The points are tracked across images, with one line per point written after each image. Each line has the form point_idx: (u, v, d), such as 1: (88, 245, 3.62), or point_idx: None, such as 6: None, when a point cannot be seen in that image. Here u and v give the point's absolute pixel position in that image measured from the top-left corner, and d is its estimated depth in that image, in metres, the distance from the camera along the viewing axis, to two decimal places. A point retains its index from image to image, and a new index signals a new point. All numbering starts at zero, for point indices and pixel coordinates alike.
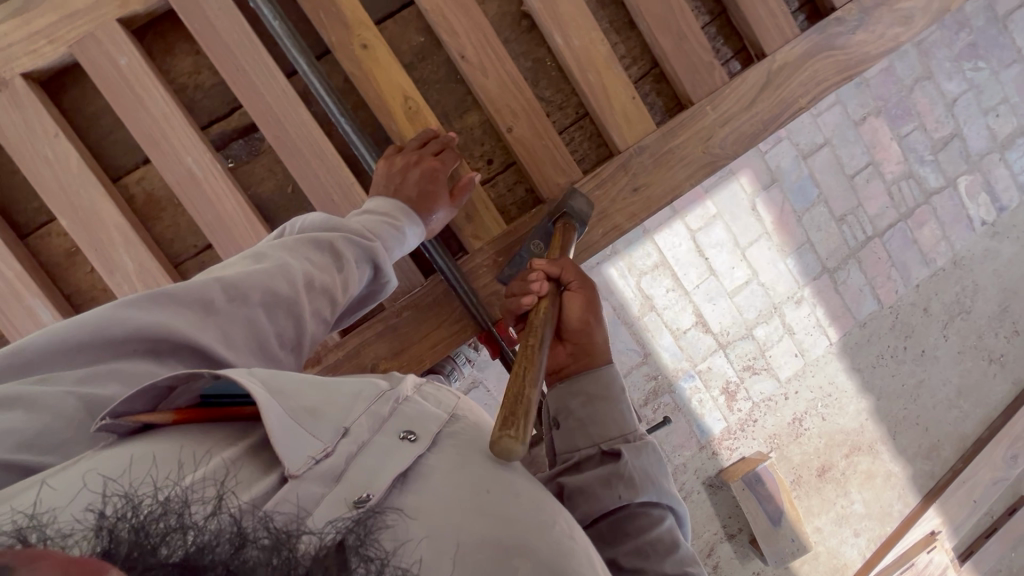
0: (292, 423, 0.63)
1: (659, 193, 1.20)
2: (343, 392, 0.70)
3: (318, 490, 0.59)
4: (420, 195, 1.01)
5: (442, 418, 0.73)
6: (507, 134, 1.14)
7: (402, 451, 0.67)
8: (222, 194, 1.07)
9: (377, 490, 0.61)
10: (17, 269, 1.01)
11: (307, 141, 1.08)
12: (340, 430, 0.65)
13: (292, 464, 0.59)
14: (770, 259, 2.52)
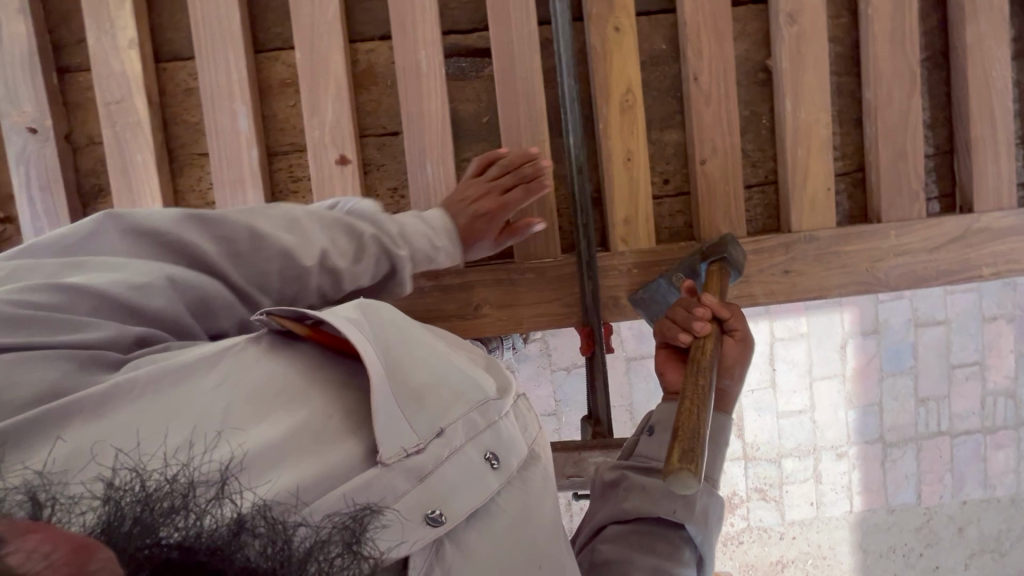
0: (394, 404, 0.63)
1: (805, 286, 1.18)
2: (450, 385, 0.69)
3: (400, 489, 0.60)
4: (469, 226, 1.05)
5: (523, 453, 0.71)
6: (698, 166, 1.16)
7: (484, 477, 0.66)
8: (432, 95, 1.13)
9: (450, 512, 0.61)
10: (243, 76, 1.11)
11: (527, 86, 1.13)
12: (436, 428, 0.65)
13: (385, 451, 0.60)
14: (834, 402, 2.43)
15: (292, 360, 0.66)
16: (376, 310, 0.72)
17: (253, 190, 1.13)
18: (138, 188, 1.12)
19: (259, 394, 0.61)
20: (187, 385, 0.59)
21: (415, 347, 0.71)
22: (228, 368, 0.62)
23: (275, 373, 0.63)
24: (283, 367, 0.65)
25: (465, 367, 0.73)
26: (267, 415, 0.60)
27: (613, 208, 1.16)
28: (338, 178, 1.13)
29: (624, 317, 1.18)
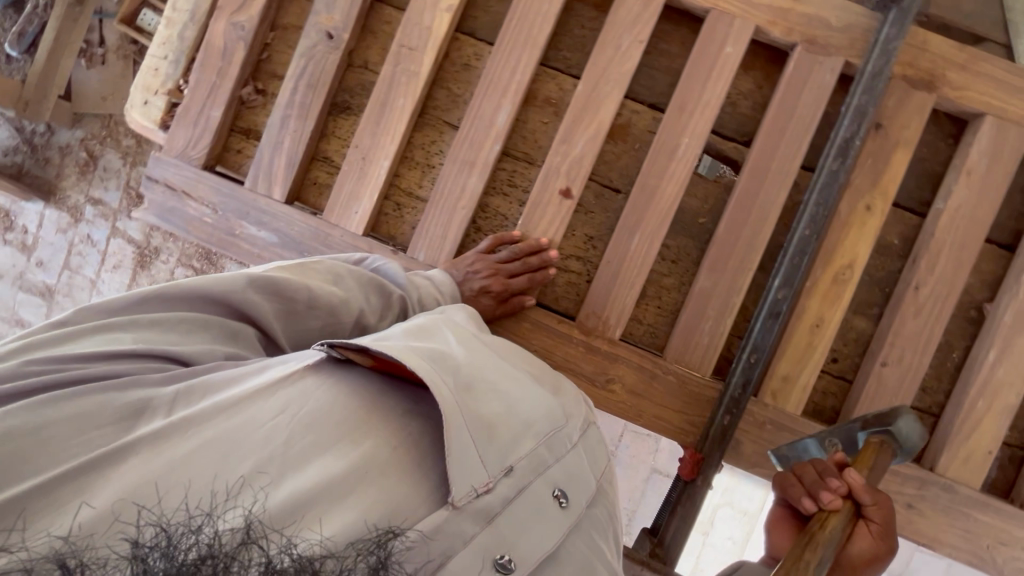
0: (468, 439, 0.72)
1: (921, 528, 1.14)
2: (519, 418, 0.78)
3: (469, 529, 0.67)
4: (474, 294, 1.11)
5: (592, 490, 0.79)
6: (877, 366, 1.14)
7: (551, 517, 0.73)
8: (673, 179, 1.16)
9: (517, 555, 0.68)
10: (523, 80, 1.17)
11: (760, 216, 1.15)
12: (505, 466, 0.73)
13: (455, 491, 0.68)
14: None
15: (358, 395, 0.75)
16: (443, 347, 0.83)
17: (477, 177, 1.18)
18: (386, 126, 1.18)
19: (315, 427, 0.70)
20: (244, 419, 0.69)
21: (482, 384, 0.80)
22: (287, 399, 0.72)
23: (342, 404, 0.73)
24: (346, 400, 0.74)
25: (532, 407, 0.81)
26: (328, 446, 0.69)
27: (778, 362, 1.15)
28: (554, 205, 1.17)
29: (736, 463, 1.16)
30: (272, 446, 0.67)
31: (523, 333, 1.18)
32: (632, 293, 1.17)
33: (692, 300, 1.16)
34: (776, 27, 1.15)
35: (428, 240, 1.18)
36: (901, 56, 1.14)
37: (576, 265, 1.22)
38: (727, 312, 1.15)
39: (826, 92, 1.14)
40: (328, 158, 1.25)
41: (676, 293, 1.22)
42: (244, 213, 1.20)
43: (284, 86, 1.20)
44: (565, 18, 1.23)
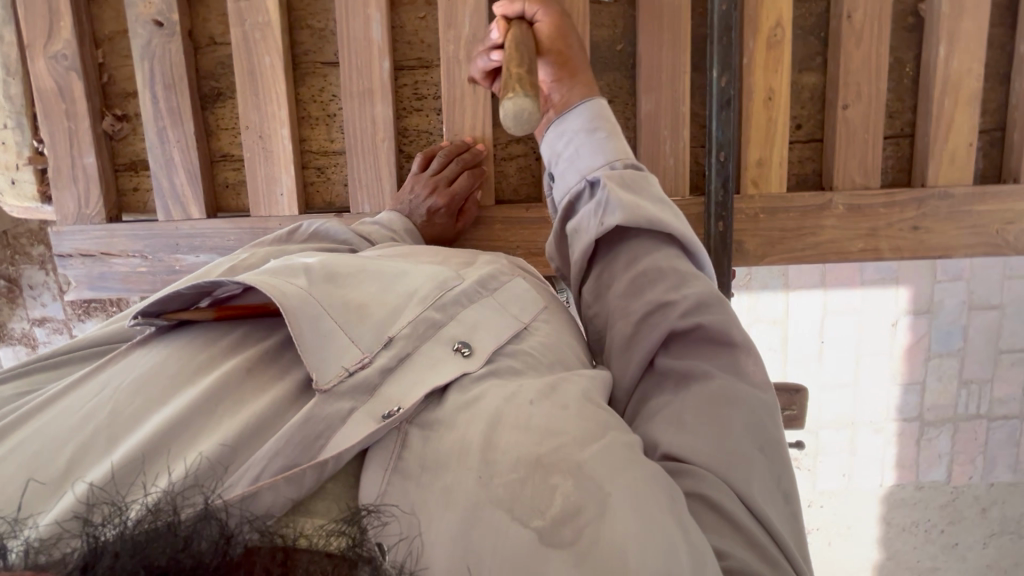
0: (327, 322, 0.61)
1: (932, 243, 1.16)
2: (398, 292, 0.69)
3: (348, 407, 0.57)
4: (428, 214, 1.06)
5: (515, 326, 0.72)
6: (840, 111, 1.11)
7: (454, 369, 0.63)
8: (574, 16, 1.07)
9: (408, 403, 0.58)
10: None
11: (673, 13, 1.08)
12: (383, 337, 0.63)
13: (321, 378, 0.57)
14: (879, 381, 2.30)
15: (191, 343, 0.61)
16: (292, 260, 0.71)
17: (383, 104, 1.09)
18: (266, 93, 1.08)
19: (149, 387, 0.56)
20: (59, 410, 0.54)
21: (349, 276, 0.69)
22: (109, 376, 0.58)
23: (177, 359, 0.59)
24: (178, 352, 0.60)
25: (410, 279, 0.71)
26: (160, 400, 0.55)
27: (746, 151, 1.12)
28: (469, 96, 1.08)
29: (746, 263, 1.16)
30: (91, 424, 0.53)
31: (497, 235, 1.14)
32: None
33: (644, 129, 1.12)
34: None
35: (365, 189, 1.12)
36: None
37: (518, 148, 1.15)
38: (680, 125, 1.11)
39: None
40: (228, 154, 1.15)
41: (625, 131, 1.17)
42: (173, 245, 1.12)
43: (142, 99, 1.08)
44: None
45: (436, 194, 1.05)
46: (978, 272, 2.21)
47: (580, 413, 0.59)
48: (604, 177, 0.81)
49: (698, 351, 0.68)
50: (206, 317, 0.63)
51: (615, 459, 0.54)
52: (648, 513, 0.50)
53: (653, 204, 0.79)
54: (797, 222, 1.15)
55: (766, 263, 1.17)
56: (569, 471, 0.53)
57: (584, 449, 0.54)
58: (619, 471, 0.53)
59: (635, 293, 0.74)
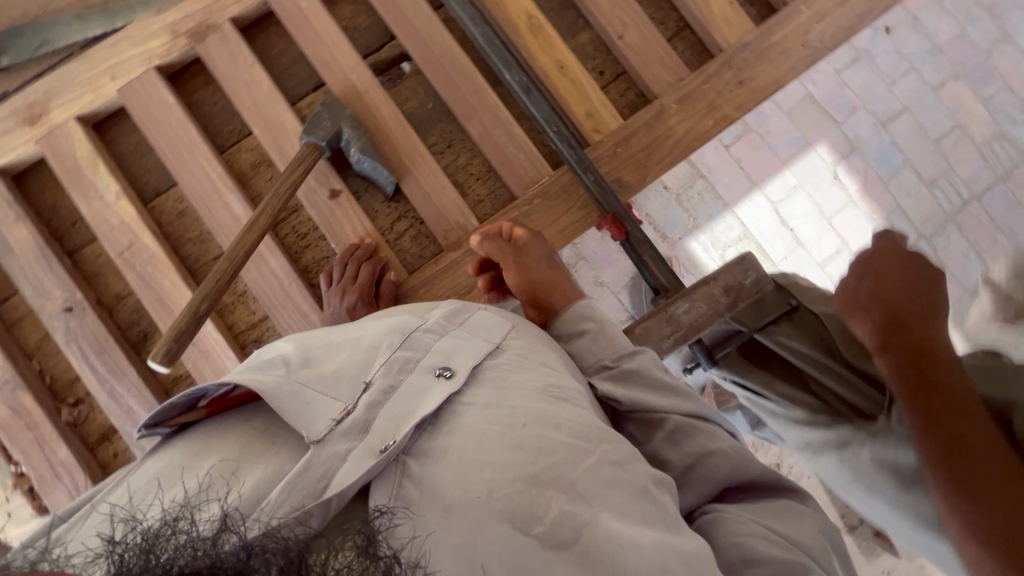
0: (308, 391, 0.72)
1: (763, 84, 1.28)
2: (367, 348, 0.80)
3: (345, 447, 0.66)
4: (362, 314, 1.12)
5: (487, 349, 0.84)
6: (619, 41, 1.28)
7: (437, 391, 0.75)
8: (379, 103, 1.24)
9: (400, 437, 0.68)
10: (219, 172, 1.22)
11: (450, 58, 1.27)
12: (361, 384, 0.74)
13: (312, 432, 0.67)
14: (861, 229, 2.31)
15: (191, 435, 0.71)
16: (271, 352, 0.81)
17: (276, 258, 1.21)
18: (178, 307, 1.19)
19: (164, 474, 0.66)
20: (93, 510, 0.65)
21: (322, 352, 0.80)
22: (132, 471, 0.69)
23: (184, 445, 0.70)
24: (183, 443, 0.71)
25: (376, 334, 0.83)
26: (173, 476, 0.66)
27: (573, 112, 1.26)
28: (338, 209, 1.22)
29: (635, 192, 1.25)
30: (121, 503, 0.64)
31: (426, 296, 1.21)
32: (449, 191, 1.24)
33: (486, 148, 1.25)
34: None
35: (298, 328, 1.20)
36: None
37: (402, 224, 1.27)
38: (510, 126, 1.25)
39: None
40: (177, 377, 1.23)
41: (476, 158, 1.30)
42: None
43: (83, 376, 1.18)
44: (199, 112, 1.29)
45: (352, 294, 1.13)
46: (865, 96, 2.34)
47: (571, 431, 0.72)
48: (601, 381, 0.92)
49: (763, 492, 0.83)
50: (201, 414, 0.72)
51: (602, 476, 0.68)
52: (631, 517, 0.67)
53: (650, 389, 0.90)
54: (650, 137, 1.26)
55: (651, 182, 1.26)
56: (564, 490, 0.65)
57: (577, 469, 0.67)
58: (607, 488, 0.68)
59: (674, 445, 0.84)
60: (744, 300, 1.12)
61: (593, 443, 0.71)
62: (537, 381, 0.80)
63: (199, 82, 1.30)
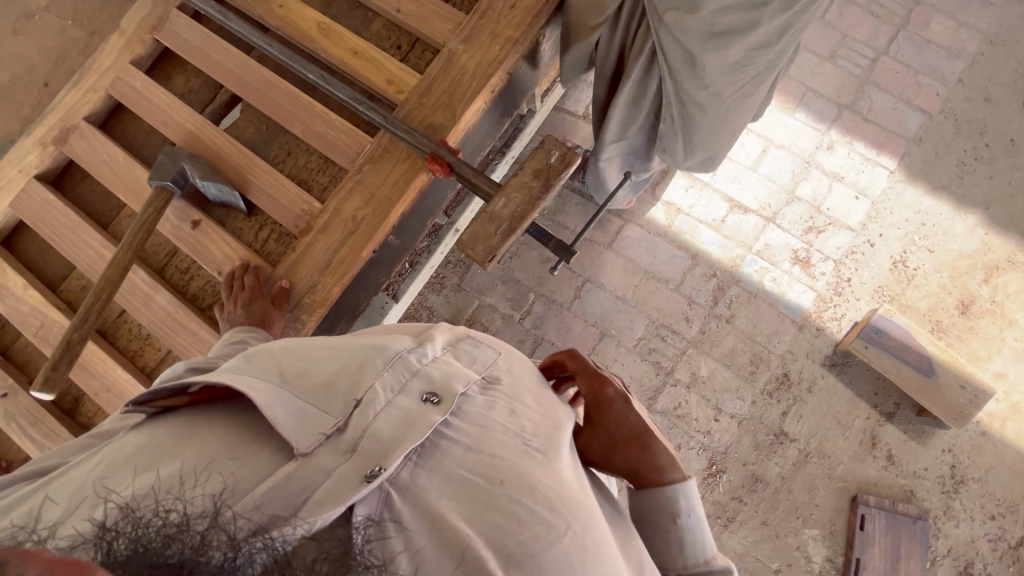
0: (301, 405, 0.79)
1: (533, 1, 1.39)
2: (353, 363, 0.86)
3: (330, 464, 0.73)
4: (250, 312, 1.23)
5: (467, 379, 0.88)
6: (398, 14, 1.42)
7: (426, 415, 0.80)
8: (213, 137, 1.41)
9: (388, 464, 0.73)
10: (101, 240, 1.40)
11: (263, 81, 1.45)
12: (352, 402, 0.81)
13: (301, 444, 0.74)
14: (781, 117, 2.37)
15: (179, 424, 0.78)
16: (260, 359, 0.88)
17: (160, 293, 1.35)
18: (91, 363, 1.34)
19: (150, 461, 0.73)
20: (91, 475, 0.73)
21: (311, 365, 0.86)
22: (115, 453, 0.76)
23: (166, 434, 0.77)
24: (166, 430, 0.78)
25: (363, 350, 0.88)
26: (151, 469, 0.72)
27: (376, 85, 1.40)
28: (202, 235, 1.37)
29: (449, 129, 1.34)
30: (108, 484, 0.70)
31: (295, 281, 1.32)
32: (290, 187, 1.37)
33: (312, 141, 1.39)
34: (135, 48, 1.51)
35: (192, 347, 1.32)
36: None
37: (265, 231, 1.40)
38: (326, 115, 1.39)
39: (194, 24, 1.51)
40: None
41: (314, 155, 1.44)
42: None
43: (28, 448, 1.31)
44: (83, 201, 1.50)
45: (242, 295, 1.25)
46: None
47: (545, 497, 0.75)
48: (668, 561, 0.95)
49: None
50: (184, 401, 0.80)
51: (569, 553, 0.71)
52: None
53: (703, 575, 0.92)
54: (447, 80, 1.37)
55: (463, 116, 1.35)
56: (530, 565, 0.69)
57: (546, 542, 0.71)
58: (568, 563, 0.71)
59: None
60: (556, 178, 1.17)
61: (564, 514, 0.75)
62: (516, 429, 0.84)
63: (78, 178, 1.51)
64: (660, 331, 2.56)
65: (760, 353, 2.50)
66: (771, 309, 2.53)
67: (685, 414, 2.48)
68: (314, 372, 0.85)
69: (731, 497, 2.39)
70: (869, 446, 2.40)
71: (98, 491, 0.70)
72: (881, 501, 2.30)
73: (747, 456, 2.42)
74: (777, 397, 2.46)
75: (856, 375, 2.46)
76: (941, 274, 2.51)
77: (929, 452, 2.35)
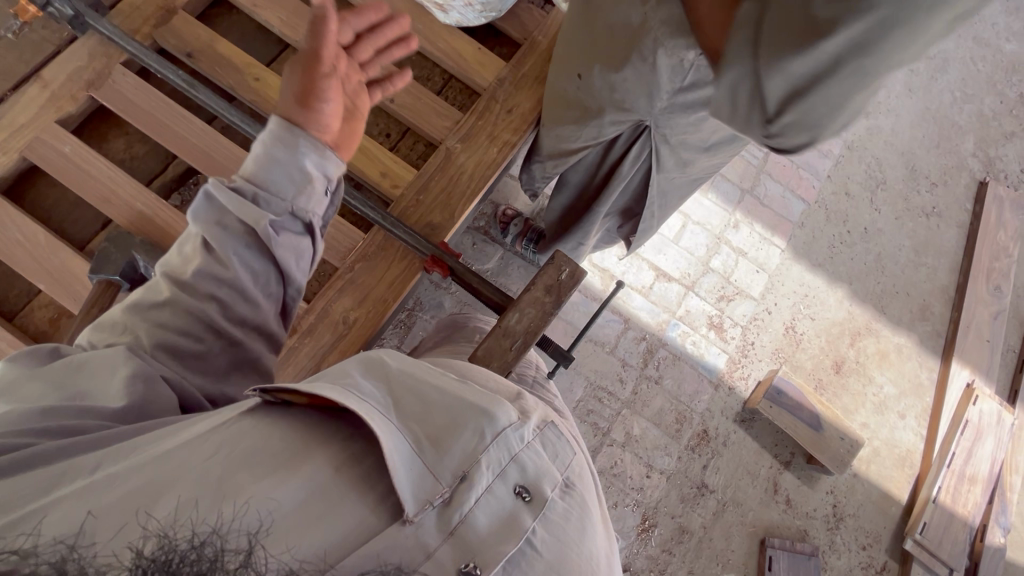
0: (416, 464, 0.80)
1: (528, 106, 1.43)
2: (461, 418, 0.86)
3: (430, 542, 0.74)
4: (298, 101, 1.10)
5: (556, 482, 0.88)
6: (392, 104, 1.38)
7: (520, 517, 0.81)
8: (172, 220, 1.24)
9: (484, 565, 0.74)
10: (10, 339, 1.13)
11: (231, 157, 1.30)
12: (458, 475, 0.81)
13: (410, 510, 0.75)
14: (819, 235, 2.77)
15: (288, 424, 0.80)
16: (378, 377, 0.90)
17: None
18: None
19: (247, 464, 0.73)
20: (178, 453, 0.74)
21: (421, 408, 0.87)
22: (222, 440, 0.76)
23: (284, 429, 0.80)
24: (278, 425, 0.80)
25: (469, 416, 0.86)
26: (224, 486, 0.70)
27: (368, 176, 1.34)
28: None
29: (447, 230, 1.32)
30: (194, 481, 0.70)
31: None
32: None
33: None
34: (63, 105, 1.27)
35: None
36: (130, 21, 1.34)
37: None
38: None
39: (143, 83, 1.32)
40: None
41: None
42: None
43: None
44: None
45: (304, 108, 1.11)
46: None
47: None
48: None
49: None
50: (304, 400, 0.81)
51: None
52: None
53: None
54: (445, 178, 1.35)
55: (460, 217, 1.34)
56: None
57: None
58: None
59: None
60: (568, 293, 1.20)
61: None
62: (588, 550, 0.83)
63: None
64: (597, 393, 2.69)
65: (684, 411, 2.74)
66: (691, 370, 2.79)
67: (621, 472, 2.62)
68: (426, 419, 0.86)
69: (661, 549, 2.56)
70: (772, 491, 2.72)
71: (185, 481, 0.70)
72: (783, 542, 2.62)
73: (674, 509, 2.62)
74: (699, 451, 2.71)
75: (760, 428, 2.79)
76: (820, 336, 2.98)
77: (818, 495, 2.74)
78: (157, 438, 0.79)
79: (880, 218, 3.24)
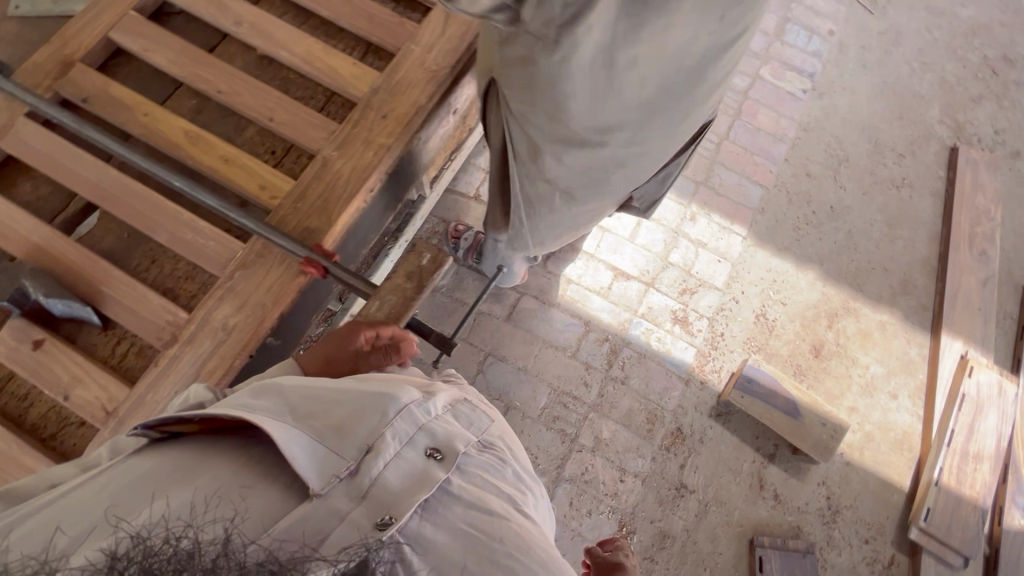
0: (317, 444, 0.85)
1: (403, 110, 1.49)
2: (355, 403, 0.93)
3: (345, 507, 0.80)
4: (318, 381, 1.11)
5: (466, 440, 0.95)
6: (271, 123, 1.46)
7: (432, 471, 0.87)
8: (63, 249, 1.33)
9: (399, 514, 0.80)
10: None
11: (121, 188, 1.40)
12: (364, 448, 0.87)
13: (318, 485, 0.80)
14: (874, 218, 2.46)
15: (189, 445, 0.86)
16: (268, 388, 0.95)
17: None
18: None
19: (161, 480, 0.79)
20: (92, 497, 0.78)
21: (310, 403, 0.92)
22: (120, 478, 0.81)
23: (182, 452, 0.85)
24: (177, 450, 0.86)
25: (362, 399, 0.93)
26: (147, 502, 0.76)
27: (248, 190, 1.41)
28: (43, 359, 1.24)
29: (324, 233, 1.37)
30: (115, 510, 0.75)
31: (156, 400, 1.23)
32: (150, 297, 1.31)
33: (179, 249, 1.35)
34: None
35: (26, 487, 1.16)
36: (33, 78, 1.48)
37: (124, 345, 1.31)
38: (193, 222, 1.37)
39: (43, 130, 1.44)
40: None
41: (182, 262, 1.40)
42: None
43: None
44: None
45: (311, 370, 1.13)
46: None
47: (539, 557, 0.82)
48: None
49: None
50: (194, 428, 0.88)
51: None
52: None
53: None
54: (321, 186, 1.41)
55: (338, 219, 1.39)
56: None
57: None
58: None
59: None
60: (428, 280, 1.22)
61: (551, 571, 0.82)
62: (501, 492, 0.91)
63: None
64: (562, 399, 2.64)
65: (655, 410, 2.66)
66: (658, 367, 2.72)
67: (592, 479, 2.53)
68: (317, 411, 0.91)
69: (642, 557, 2.44)
70: (757, 487, 2.58)
71: (106, 516, 0.74)
72: (774, 541, 2.46)
73: (652, 514, 2.50)
74: (674, 451, 2.61)
75: (739, 421, 2.68)
76: (795, 321, 2.87)
77: (808, 487, 2.58)
78: (22, 507, 0.81)
79: (846, 195, 3.16)
